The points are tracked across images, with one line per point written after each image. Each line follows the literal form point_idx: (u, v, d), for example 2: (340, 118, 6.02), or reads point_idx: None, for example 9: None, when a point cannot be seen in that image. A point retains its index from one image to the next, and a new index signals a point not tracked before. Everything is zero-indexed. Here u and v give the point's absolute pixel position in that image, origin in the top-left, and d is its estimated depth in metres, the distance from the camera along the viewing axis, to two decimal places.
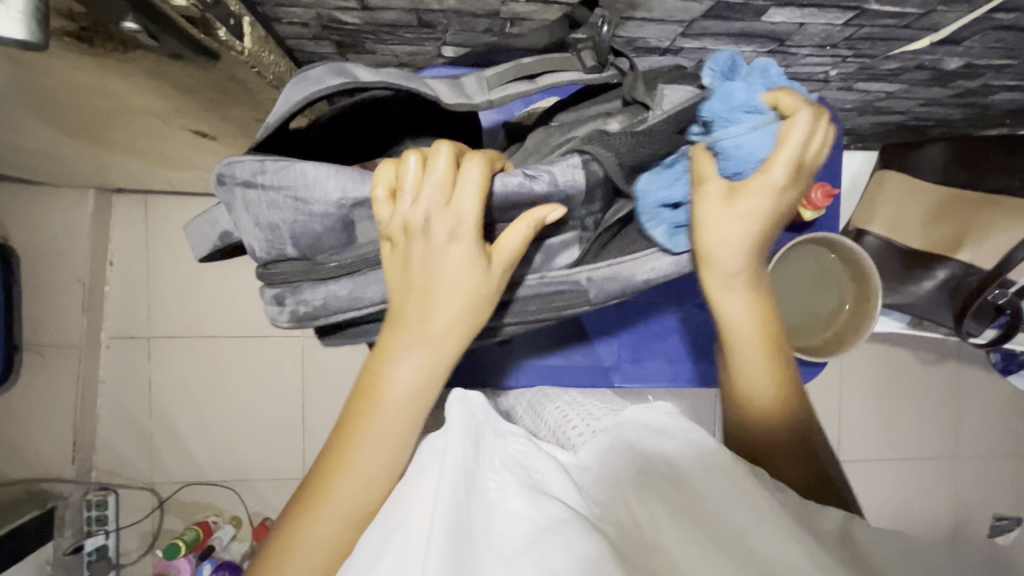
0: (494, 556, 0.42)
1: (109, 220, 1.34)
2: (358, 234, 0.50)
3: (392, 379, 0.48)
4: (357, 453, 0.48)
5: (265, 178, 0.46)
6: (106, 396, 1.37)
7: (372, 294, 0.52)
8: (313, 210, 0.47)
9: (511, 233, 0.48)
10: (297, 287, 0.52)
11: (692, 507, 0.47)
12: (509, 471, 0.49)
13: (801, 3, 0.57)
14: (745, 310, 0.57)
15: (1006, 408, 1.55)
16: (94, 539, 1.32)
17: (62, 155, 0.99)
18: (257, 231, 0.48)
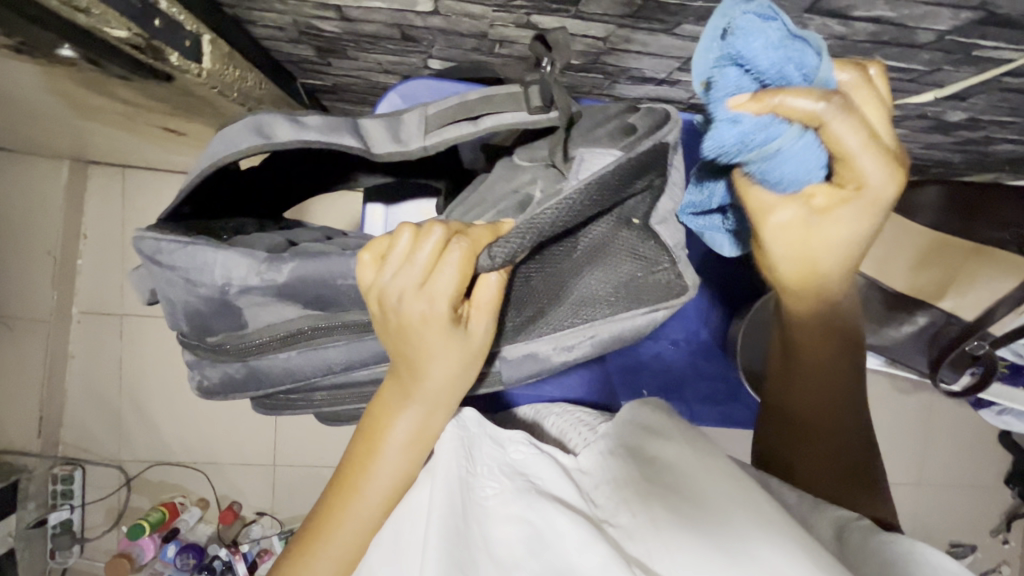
0: (493, 561, 0.39)
1: (84, 190, 1.30)
2: (247, 319, 0.47)
3: (387, 431, 0.47)
4: (357, 496, 0.48)
5: (165, 258, 0.45)
6: (74, 371, 1.35)
7: (276, 373, 0.50)
8: (201, 291, 0.45)
9: (487, 281, 0.44)
10: (201, 361, 0.52)
11: (691, 501, 0.41)
12: (507, 478, 0.46)
13: None
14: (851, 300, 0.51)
15: (971, 439, 1.58)
16: (59, 513, 1.32)
17: (30, 128, 0.94)
18: (161, 304, 0.48)
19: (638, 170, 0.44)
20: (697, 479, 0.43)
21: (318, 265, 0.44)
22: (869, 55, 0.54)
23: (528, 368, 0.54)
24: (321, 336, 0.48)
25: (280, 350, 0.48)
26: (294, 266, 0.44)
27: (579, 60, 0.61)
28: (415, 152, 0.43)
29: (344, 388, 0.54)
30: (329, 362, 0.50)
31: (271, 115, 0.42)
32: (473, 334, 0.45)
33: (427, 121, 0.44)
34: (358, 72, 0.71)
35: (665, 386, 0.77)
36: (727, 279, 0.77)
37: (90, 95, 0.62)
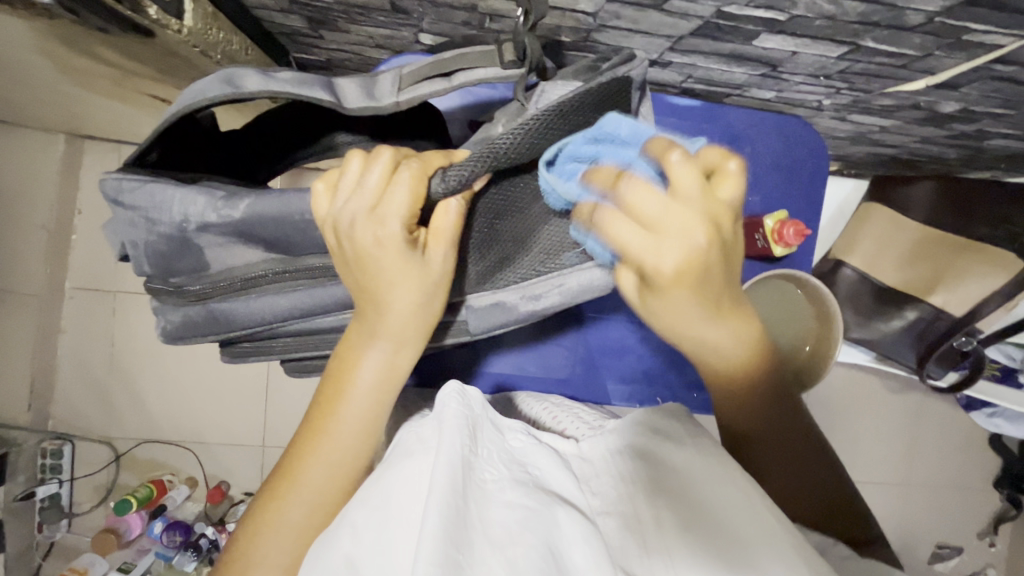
0: (489, 540, 0.38)
1: (79, 165, 1.30)
2: (209, 261, 0.48)
3: (355, 364, 0.49)
4: (326, 433, 0.49)
5: (127, 198, 0.46)
6: (66, 346, 1.34)
7: (236, 318, 0.51)
8: (160, 230, 0.46)
9: (448, 207, 0.44)
10: (165, 305, 0.52)
11: (710, 515, 0.44)
12: (507, 467, 0.46)
13: (796, 32, 0.54)
14: (725, 332, 0.47)
15: (960, 441, 1.58)
16: (47, 487, 1.32)
17: (23, 96, 0.94)
18: (127, 246, 0.49)
19: (600, 104, 0.45)
20: (706, 491, 0.46)
21: (273, 202, 0.44)
22: (859, 37, 0.53)
23: (496, 317, 0.53)
24: (283, 279, 0.48)
25: (242, 292, 0.49)
26: (250, 204, 0.44)
27: (570, 38, 0.61)
28: (387, 108, 0.45)
29: (308, 334, 0.54)
30: (289, 308, 0.50)
31: (245, 71, 0.44)
32: (432, 262, 0.45)
33: (400, 79, 0.46)
34: (350, 46, 0.71)
35: (648, 371, 0.78)
36: None
37: (78, 59, 0.62)
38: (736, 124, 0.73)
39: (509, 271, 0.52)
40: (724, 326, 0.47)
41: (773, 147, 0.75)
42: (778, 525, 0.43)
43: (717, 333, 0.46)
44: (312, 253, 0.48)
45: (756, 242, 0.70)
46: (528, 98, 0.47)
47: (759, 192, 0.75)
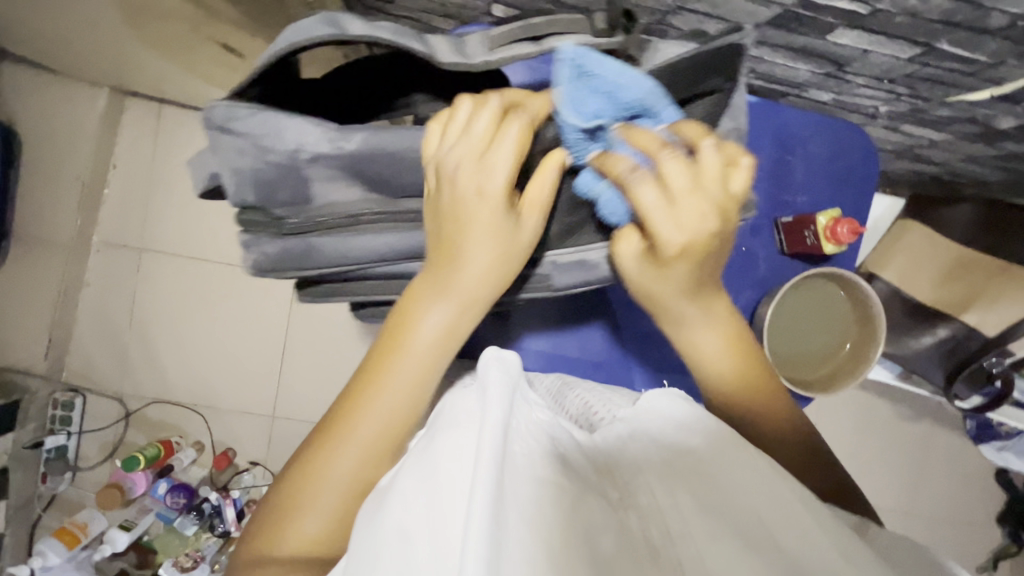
0: (522, 517, 0.36)
1: (119, 122, 1.31)
2: (314, 194, 0.49)
3: (420, 317, 0.48)
4: (383, 389, 0.49)
5: (227, 130, 0.46)
6: (87, 299, 1.35)
7: (332, 255, 0.51)
8: (271, 158, 0.46)
9: (543, 175, 0.46)
10: (259, 236, 0.52)
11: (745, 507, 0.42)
12: (542, 438, 0.44)
13: (872, 29, 0.55)
14: (718, 339, 0.56)
15: (966, 475, 1.57)
16: (55, 438, 1.32)
17: (79, 42, 0.95)
18: (227, 175, 0.48)
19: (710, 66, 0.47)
20: (739, 486, 0.43)
21: (391, 136, 0.46)
22: (935, 38, 0.54)
23: (578, 274, 0.55)
24: (383, 219, 0.49)
25: (344, 228, 0.50)
26: (366, 139, 0.45)
27: (644, 20, 0.61)
28: (477, 67, 0.45)
29: (397, 277, 0.55)
30: (387, 248, 0.51)
31: (344, 15, 0.44)
32: (523, 230, 0.48)
33: (490, 40, 0.47)
34: (419, 14, 0.71)
35: (684, 362, 0.78)
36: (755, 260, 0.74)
37: None
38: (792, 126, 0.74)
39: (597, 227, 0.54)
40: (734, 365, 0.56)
41: (825, 150, 0.75)
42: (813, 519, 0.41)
43: (712, 337, 0.55)
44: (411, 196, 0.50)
45: (806, 239, 0.70)
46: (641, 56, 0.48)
47: (808, 192, 0.75)
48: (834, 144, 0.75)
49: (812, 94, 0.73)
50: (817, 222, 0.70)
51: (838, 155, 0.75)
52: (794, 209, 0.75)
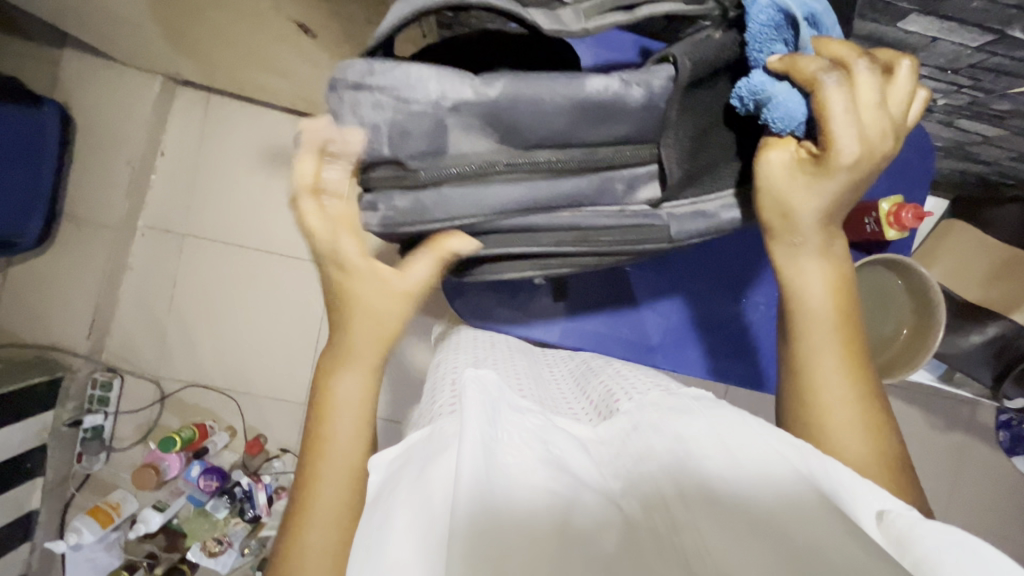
0: (512, 519, 0.38)
1: (170, 110, 1.35)
2: (449, 144, 0.49)
3: (339, 366, 0.57)
4: (337, 417, 0.56)
5: (365, 84, 0.46)
6: (130, 282, 1.38)
7: (468, 205, 0.52)
8: (411, 109, 0.47)
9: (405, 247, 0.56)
10: (388, 192, 0.52)
11: (732, 483, 0.41)
12: (530, 444, 0.46)
13: (946, 15, 0.56)
14: (824, 279, 0.53)
15: (1000, 487, 1.54)
16: (93, 417, 1.34)
17: (145, 30, 0.98)
18: (358, 130, 0.47)
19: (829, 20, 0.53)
20: (741, 465, 0.42)
21: (529, 84, 0.48)
22: (1009, 25, 0.55)
23: (694, 225, 0.60)
24: (512, 168, 0.51)
25: (486, 176, 0.51)
26: (507, 83, 0.48)
27: None
28: (576, 32, 0.47)
29: (517, 230, 0.56)
30: (529, 193, 0.53)
31: None
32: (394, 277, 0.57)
33: (583, 12, 0.48)
34: None
35: (737, 349, 0.80)
36: None
37: None
38: None
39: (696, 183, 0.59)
40: (829, 296, 0.53)
41: None
42: (806, 490, 0.40)
43: (818, 274, 0.53)
44: (542, 147, 0.52)
45: (866, 226, 0.70)
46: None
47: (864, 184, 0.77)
48: None
49: None
50: (879, 209, 0.68)
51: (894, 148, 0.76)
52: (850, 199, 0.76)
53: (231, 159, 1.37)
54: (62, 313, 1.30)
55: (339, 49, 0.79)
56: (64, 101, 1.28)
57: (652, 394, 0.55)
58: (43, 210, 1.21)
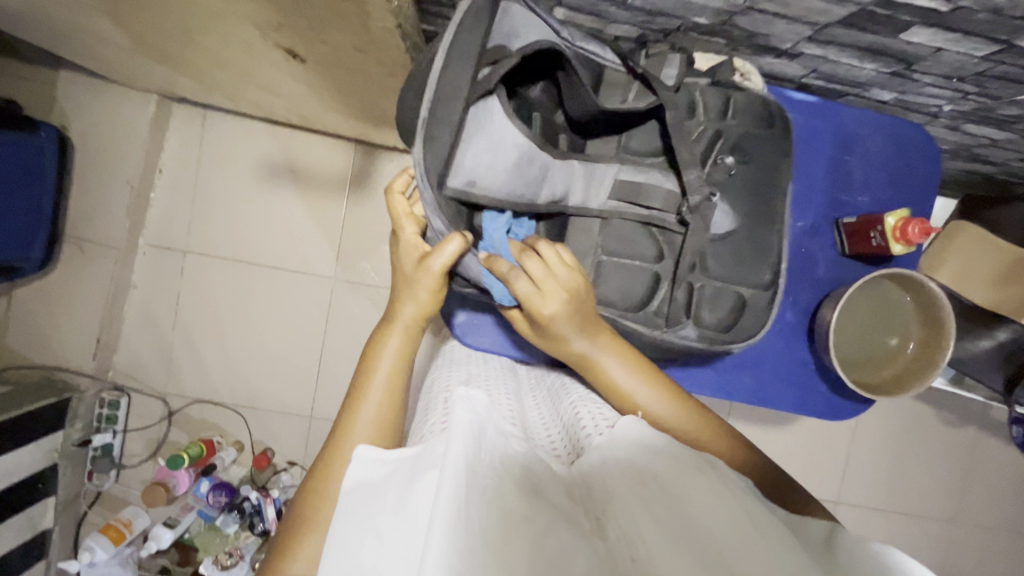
0: (481, 540, 0.37)
1: (167, 127, 1.35)
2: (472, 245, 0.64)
3: (379, 351, 0.65)
4: (368, 385, 0.62)
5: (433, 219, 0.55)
6: (134, 301, 1.38)
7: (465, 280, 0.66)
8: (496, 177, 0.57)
9: (443, 252, 0.57)
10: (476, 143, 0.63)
11: (691, 523, 0.40)
12: (507, 472, 0.45)
13: (951, 27, 0.54)
14: (624, 366, 0.63)
15: (1014, 484, 1.51)
16: (102, 436, 1.35)
17: (135, 54, 0.97)
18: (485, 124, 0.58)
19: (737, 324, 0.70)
20: (698, 500, 0.42)
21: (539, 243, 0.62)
22: (1016, 35, 0.53)
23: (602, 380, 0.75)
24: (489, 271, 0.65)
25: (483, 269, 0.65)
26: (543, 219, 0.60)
27: (710, 20, 0.62)
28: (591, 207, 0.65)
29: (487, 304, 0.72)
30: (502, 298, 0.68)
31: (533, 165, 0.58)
32: (423, 283, 0.62)
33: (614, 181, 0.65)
34: None
35: None
36: (814, 262, 0.75)
37: (227, 16, 0.64)
38: (849, 125, 0.73)
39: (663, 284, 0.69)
40: (625, 362, 0.63)
41: (884, 149, 0.74)
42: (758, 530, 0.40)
43: (619, 365, 0.63)
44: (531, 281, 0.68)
45: (872, 239, 0.69)
46: (757, 252, 0.69)
47: (869, 193, 0.75)
48: (893, 144, 0.74)
49: (873, 93, 0.72)
50: (885, 223, 0.68)
51: (897, 154, 0.74)
52: (853, 210, 0.75)
53: (229, 175, 1.37)
54: (68, 334, 1.31)
55: (331, 73, 0.78)
56: (62, 124, 1.28)
57: (619, 422, 0.56)
58: (46, 231, 1.22)
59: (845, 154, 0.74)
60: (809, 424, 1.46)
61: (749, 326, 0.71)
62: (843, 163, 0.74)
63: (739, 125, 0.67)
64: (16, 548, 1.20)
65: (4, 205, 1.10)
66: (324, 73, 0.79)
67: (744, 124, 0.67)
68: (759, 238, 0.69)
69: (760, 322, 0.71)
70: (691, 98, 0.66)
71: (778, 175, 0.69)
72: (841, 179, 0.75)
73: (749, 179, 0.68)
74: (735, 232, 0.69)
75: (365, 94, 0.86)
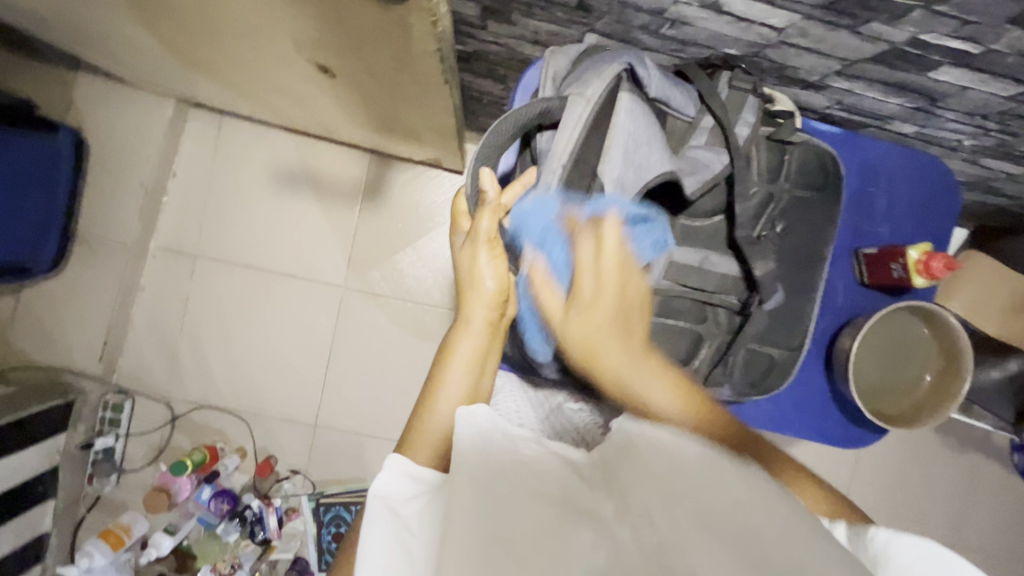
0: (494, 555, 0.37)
1: (182, 131, 1.35)
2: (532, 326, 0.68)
3: (456, 342, 0.64)
4: (450, 368, 0.63)
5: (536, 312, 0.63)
6: (142, 303, 1.38)
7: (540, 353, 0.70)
8: None
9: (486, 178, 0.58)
10: None
11: (721, 510, 0.38)
12: (516, 478, 0.44)
13: (978, 67, 0.55)
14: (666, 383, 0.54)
15: (1016, 512, 1.51)
16: (104, 439, 1.34)
17: (157, 60, 0.97)
18: None
19: (759, 385, 0.74)
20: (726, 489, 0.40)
21: None
22: None
23: None
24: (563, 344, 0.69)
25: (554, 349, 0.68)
26: None
27: (740, 51, 0.63)
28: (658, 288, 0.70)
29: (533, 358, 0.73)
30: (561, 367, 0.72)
31: None
32: (483, 223, 0.60)
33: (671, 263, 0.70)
34: (506, 39, 0.72)
35: None
36: (833, 290, 0.76)
37: (263, 30, 0.65)
38: (873, 157, 0.74)
39: (705, 345, 0.73)
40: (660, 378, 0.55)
41: (907, 182, 0.75)
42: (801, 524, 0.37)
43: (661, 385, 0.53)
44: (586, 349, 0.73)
45: (892, 271, 0.71)
46: (788, 326, 0.72)
47: (888, 224, 0.76)
48: (916, 177, 0.75)
49: (895, 125, 0.73)
50: (907, 256, 0.70)
51: (919, 187, 0.75)
52: (873, 240, 0.76)
53: (242, 179, 1.37)
54: (76, 335, 1.31)
55: (359, 87, 0.78)
56: (77, 125, 1.28)
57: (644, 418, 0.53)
58: (58, 231, 1.21)
59: (868, 185, 0.75)
60: (814, 446, 1.46)
61: (769, 380, 0.74)
62: (866, 193, 0.75)
63: (788, 191, 0.71)
64: (12, 552, 1.18)
65: (18, 204, 1.10)
66: (351, 87, 0.79)
67: (791, 188, 0.71)
68: (794, 306, 0.73)
69: (777, 379, 0.74)
70: (750, 152, 0.67)
71: (815, 248, 0.73)
72: (864, 209, 0.76)
73: (786, 246, 0.72)
74: (783, 302, 0.72)
75: (390, 109, 0.87)
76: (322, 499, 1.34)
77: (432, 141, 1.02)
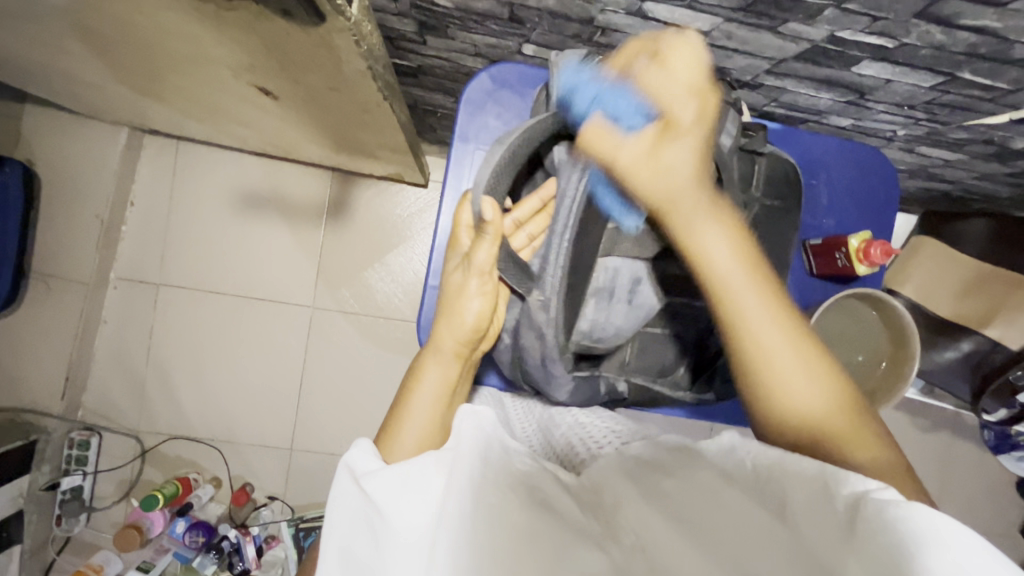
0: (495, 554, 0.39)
1: (138, 160, 1.33)
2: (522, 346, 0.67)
3: (426, 370, 0.62)
4: (419, 393, 0.60)
5: (538, 319, 0.62)
6: (105, 336, 1.35)
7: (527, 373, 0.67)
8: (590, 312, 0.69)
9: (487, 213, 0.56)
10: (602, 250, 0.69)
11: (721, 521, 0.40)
12: (511, 487, 0.44)
13: (896, 60, 0.57)
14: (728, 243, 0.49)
15: (993, 487, 1.55)
16: (71, 479, 1.29)
17: (107, 90, 0.97)
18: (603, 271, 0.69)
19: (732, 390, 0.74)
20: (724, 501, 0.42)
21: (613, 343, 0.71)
22: (958, 68, 0.57)
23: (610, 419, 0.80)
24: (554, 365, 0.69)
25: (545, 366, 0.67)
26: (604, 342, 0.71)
27: None
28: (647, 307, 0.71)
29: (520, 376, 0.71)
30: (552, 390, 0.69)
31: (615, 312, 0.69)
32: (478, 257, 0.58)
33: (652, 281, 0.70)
34: (447, 53, 0.73)
35: None
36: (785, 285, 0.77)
37: (199, 58, 0.65)
38: (814, 154, 0.76)
39: None
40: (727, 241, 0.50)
41: (848, 174, 0.77)
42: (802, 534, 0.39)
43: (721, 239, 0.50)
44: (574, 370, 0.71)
45: (837, 260, 0.72)
46: None
47: (834, 216, 0.78)
48: (855, 168, 0.77)
49: (831, 119, 0.76)
50: (849, 245, 0.71)
51: (860, 178, 0.77)
52: (819, 232, 0.77)
53: (203, 205, 1.35)
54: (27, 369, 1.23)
55: (305, 108, 0.78)
56: (28, 159, 1.25)
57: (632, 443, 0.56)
58: (11, 268, 1.18)
59: (811, 180, 0.77)
60: None
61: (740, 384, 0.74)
62: (811, 189, 0.77)
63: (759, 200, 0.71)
64: None
65: None
66: (297, 108, 0.79)
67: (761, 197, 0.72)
68: None
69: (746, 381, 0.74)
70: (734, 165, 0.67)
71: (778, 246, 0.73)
72: (810, 204, 0.77)
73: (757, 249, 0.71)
74: None
75: (341, 128, 0.87)
76: (302, 523, 1.28)
77: (389, 157, 1.02)
